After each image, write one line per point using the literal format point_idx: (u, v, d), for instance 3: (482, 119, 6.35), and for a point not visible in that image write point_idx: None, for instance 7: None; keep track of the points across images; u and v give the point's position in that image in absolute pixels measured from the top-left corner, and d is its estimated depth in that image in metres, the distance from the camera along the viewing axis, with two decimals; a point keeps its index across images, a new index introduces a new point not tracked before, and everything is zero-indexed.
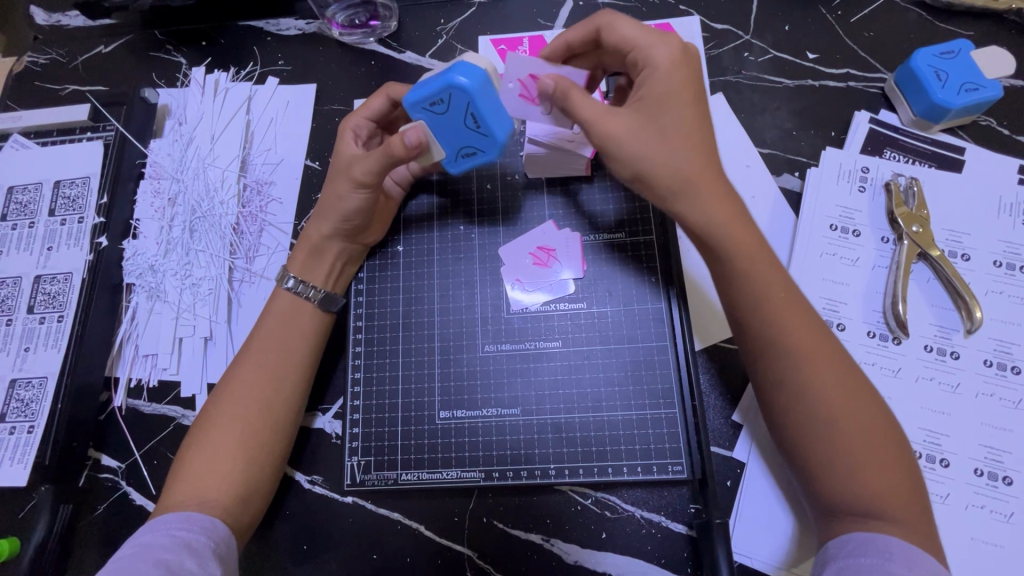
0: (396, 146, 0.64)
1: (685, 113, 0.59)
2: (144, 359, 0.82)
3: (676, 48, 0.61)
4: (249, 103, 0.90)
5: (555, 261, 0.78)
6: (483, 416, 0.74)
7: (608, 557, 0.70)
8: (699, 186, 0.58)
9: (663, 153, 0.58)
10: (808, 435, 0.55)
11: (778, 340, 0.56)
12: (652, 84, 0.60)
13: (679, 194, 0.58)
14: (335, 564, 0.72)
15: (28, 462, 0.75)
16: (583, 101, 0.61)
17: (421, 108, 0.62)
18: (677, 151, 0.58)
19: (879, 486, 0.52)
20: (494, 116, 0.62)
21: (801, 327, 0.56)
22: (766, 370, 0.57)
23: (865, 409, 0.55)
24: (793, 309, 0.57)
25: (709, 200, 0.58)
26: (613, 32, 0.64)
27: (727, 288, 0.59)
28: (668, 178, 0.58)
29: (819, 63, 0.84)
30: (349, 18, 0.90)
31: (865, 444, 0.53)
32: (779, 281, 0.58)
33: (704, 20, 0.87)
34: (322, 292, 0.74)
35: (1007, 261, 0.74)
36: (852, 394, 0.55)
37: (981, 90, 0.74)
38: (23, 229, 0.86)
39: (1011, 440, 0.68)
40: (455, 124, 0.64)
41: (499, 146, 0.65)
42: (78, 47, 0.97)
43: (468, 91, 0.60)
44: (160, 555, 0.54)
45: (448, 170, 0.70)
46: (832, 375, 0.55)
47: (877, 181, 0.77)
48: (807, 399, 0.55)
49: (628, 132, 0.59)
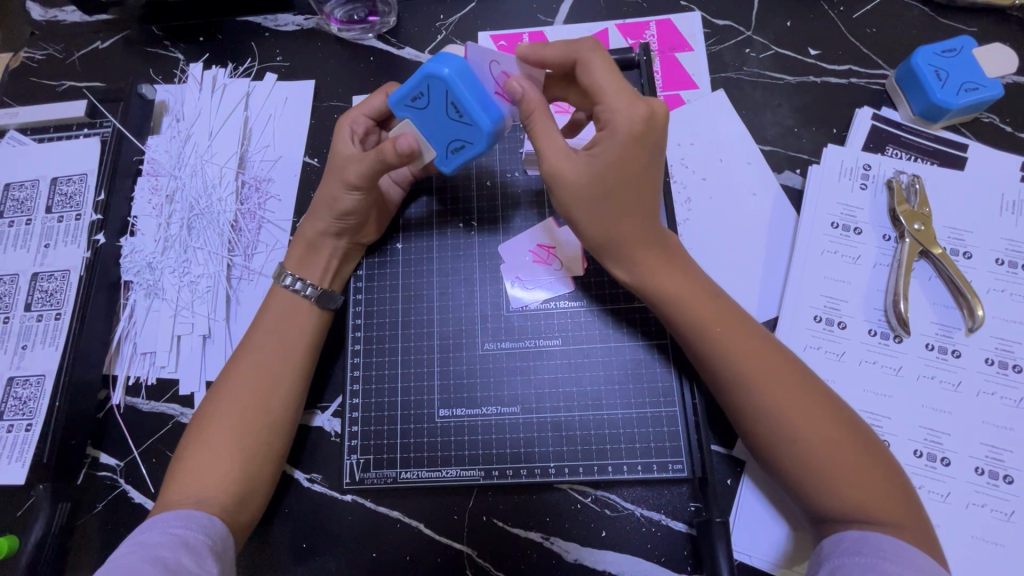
0: (388, 151, 0.63)
1: (627, 177, 0.58)
2: (143, 357, 0.82)
3: (639, 116, 0.57)
4: (247, 99, 0.90)
5: (555, 259, 0.78)
6: (482, 415, 0.74)
7: (607, 555, 0.70)
8: (627, 245, 0.61)
9: (600, 214, 0.60)
10: (777, 456, 0.56)
11: (733, 372, 0.58)
12: (602, 148, 0.58)
13: (611, 252, 0.62)
14: (334, 563, 0.72)
15: (26, 459, 0.74)
16: (540, 130, 0.60)
17: (404, 105, 0.61)
18: (613, 210, 0.60)
19: (857, 497, 0.52)
20: (476, 102, 0.58)
21: (750, 364, 0.57)
22: (724, 403, 0.60)
23: (829, 431, 0.54)
24: (743, 344, 0.58)
25: (638, 253, 0.61)
26: (587, 73, 0.59)
27: (678, 329, 0.62)
28: (599, 235, 0.61)
29: (821, 60, 0.83)
30: (348, 14, 0.89)
31: (841, 460, 0.53)
32: (720, 317, 0.60)
33: (705, 16, 0.86)
34: (319, 289, 0.74)
35: (1010, 259, 0.73)
36: (808, 417, 0.55)
37: (982, 89, 0.74)
38: (20, 226, 0.85)
39: (1012, 439, 0.68)
40: (440, 116, 0.61)
41: (486, 135, 0.60)
42: (76, 43, 0.96)
43: (446, 79, 0.57)
44: (156, 552, 0.54)
45: (443, 170, 0.66)
46: (791, 400, 0.56)
47: (879, 179, 0.77)
48: (770, 423, 0.56)
49: (569, 185, 0.59)
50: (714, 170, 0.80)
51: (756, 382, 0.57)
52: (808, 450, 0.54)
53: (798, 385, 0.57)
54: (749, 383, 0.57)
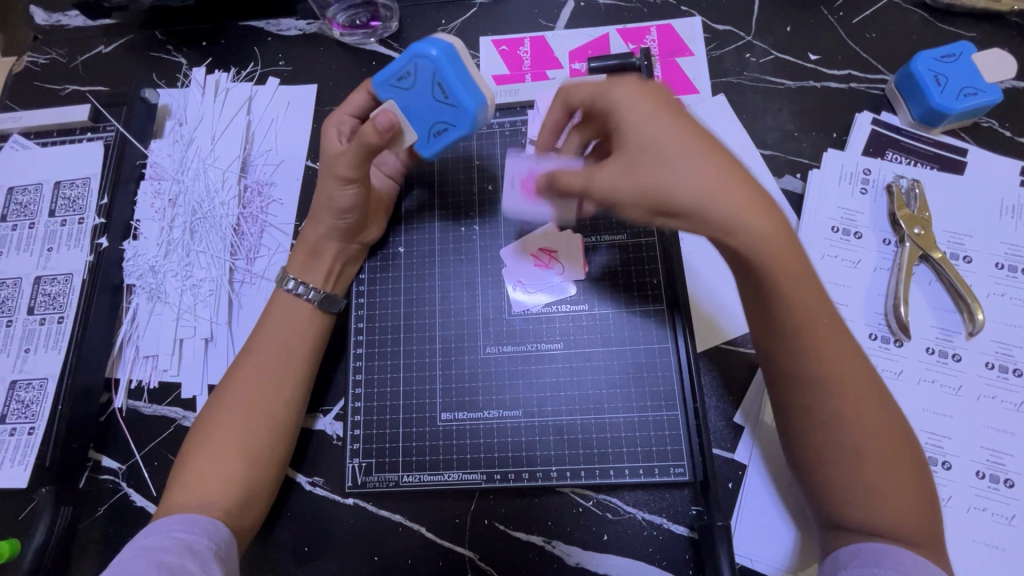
0: (370, 133, 0.64)
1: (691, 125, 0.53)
2: (145, 360, 0.82)
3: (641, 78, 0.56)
4: (249, 103, 0.90)
5: (556, 262, 0.78)
6: (484, 418, 0.74)
7: (609, 559, 0.70)
8: (737, 193, 0.49)
9: (694, 159, 0.50)
10: (828, 462, 0.54)
11: (813, 382, 0.54)
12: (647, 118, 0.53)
13: (724, 198, 0.49)
14: (337, 566, 0.72)
15: (28, 463, 0.75)
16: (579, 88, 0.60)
17: (389, 86, 0.64)
18: (705, 182, 0.50)
19: (899, 517, 0.52)
20: (462, 84, 0.62)
21: (837, 365, 0.53)
22: (791, 398, 0.56)
23: (887, 449, 0.53)
24: (834, 350, 0.53)
25: (752, 211, 0.49)
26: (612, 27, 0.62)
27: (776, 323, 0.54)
28: (696, 221, 0.50)
29: (821, 64, 0.84)
30: (350, 18, 0.90)
31: (888, 479, 0.52)
32: (818, 310, 0.53)
33: (705, 21, 0.87)
34: (322, 293, 0.74)
35: (1009, 263, 0.74)
36: (874, 429, 0.53)
37: (980, 94, 0.75)
38: (23, 230, 0.86)
39: (1013, 443, 0.68)
40: (424, 98, 0.64)
41: (469, 117, 0.63)
42: (80, 47, 0.97)
43: (432, 60, 0.61)
44: (160, 557, 0.54)
45: (423, 155, 0.68)
46: (860, 415, 0.53)
47: (879, 183, 0.77)
48: (834, 434, 0.53)
49: (648, 166, 0.52)
50: None
51: (839, 390, 0.53)
52: (865, 466, 0.52)
53: (870, 398, 0.53)
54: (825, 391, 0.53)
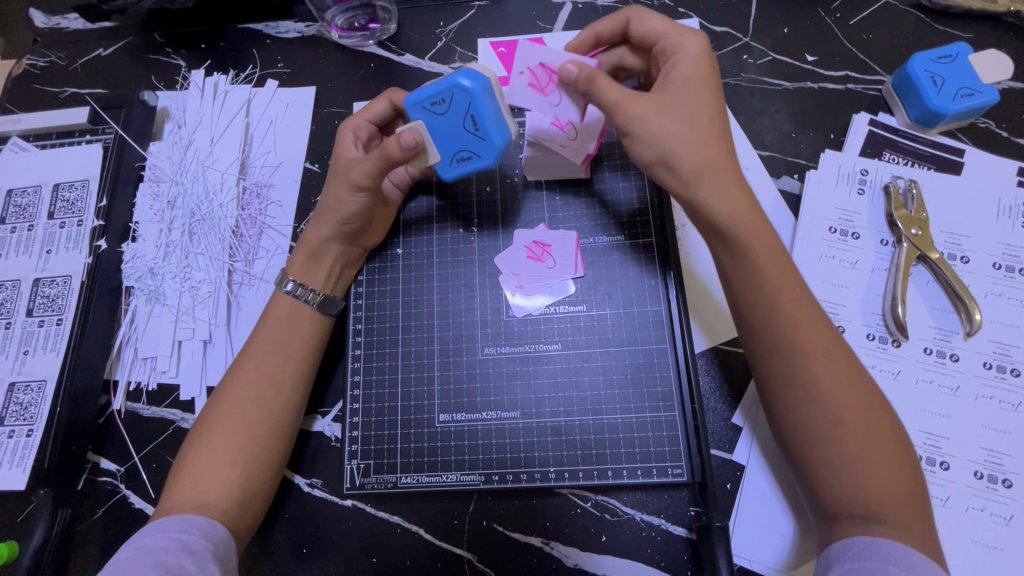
0: (392, 147, 0.64)
1: (704, 103, 0.62)
2: (143, 362, 0.82)
3: (704, 47, 0.63)
4: (249, 105, 0.90)
5: (550, 256, 0.78)
6: (482, 420, 0.74)
7: (607, 560, 0.70)
8: (717, 172, 0.60)
9: (691, 139, 0.60)
10: (813, 438, 0.56)
11: (784, 338, 0.57)
12: (679, 70, 0.63)
13: (703, 177, 0.60)
14: (335, 568, 0.72)
15: (26, 466, 0.74)
16: (608, 85, 0.62)
17: (420, 108, 0.63)
18: (703, 135, 0.60)
19: (883, 483, 0.53)
20: (494, 119, 0.64)
21: (810, 329, 0.57)
22: (770, 377, 0.59)
23: (868, 408, 0.55)
24: (803, 311, 0.58)
25: (729, 187, 0.60)
26: (643, 26, 0.67)
27: (748, 288, 0.60)
28: (694, 163, 0.60)
29: (818, 65, 0.84)
30: (349, 21, 0.90)
31: (872, 443, 0.54)
32: (789, 281, 0.60)
33: (703, 22, 0.87)
34: (322, 295, 0.74)
35: (1007, 264, 0.74)
36: (858, 389, 0.56)
37: (977, 95, 0.75)
38: (22, 232, 0.86)
39: (1011, 443, 0.68)
40: (454, 125, 0.64)
41: (496, 151, 0.65)
42: (79, 50, 0.97)
43: (470, 92, 0.62)
44: (158, 557, 0.54)
45: (442, 176, 0.69)
46: (836, 369, 0.56)
47: (876, 184, 0.77)
48: (813, 393, 0.56)
49: (657, 117, 0.61)
50: None
51: (811, 353, 0.56)
52: (846, 423, 0.55)
53: (845, 358, 0.57)
54: (798, 346, 0.57)
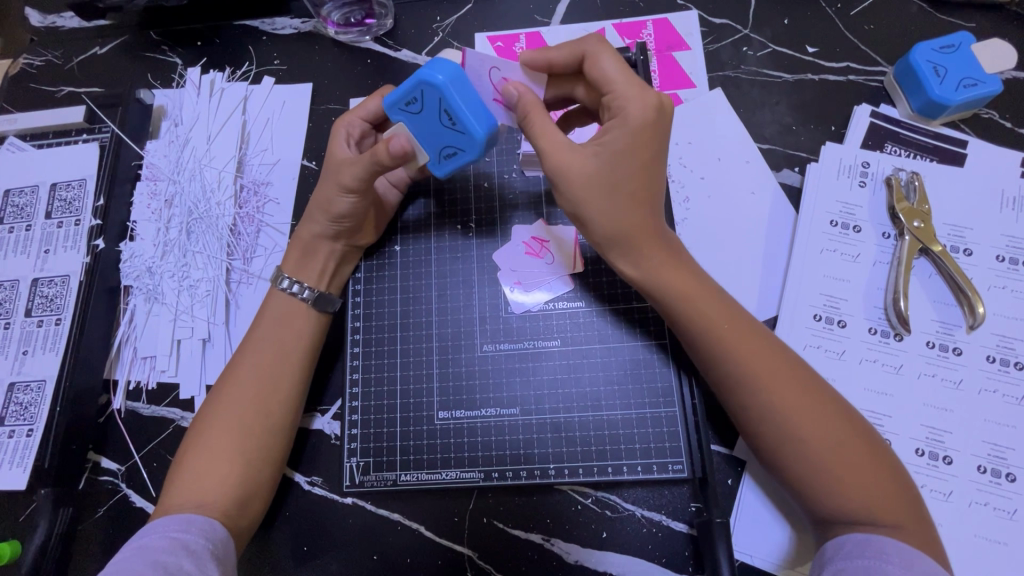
0: (382, 152, 0.63)
1: (636, 166, 0.58)
2: (143, 361, 0.82)
3: (649, 106, 0.59)
4: (245, 103, 0.90)
5: (547, 252, 0.78)
6: (481, 416, 0.74)
7: (608, 556, 0.70)
8: (636, 238, 0.59)
9: (608, 205, 0.58)
10: (784, 462, 0.55)
11: (732, 378, 0.58)
12: (612, 135, 0.59)
13: (621, 246, 0.60)
14: (335, 565, 0.72)
15: (27, 466, 0.74)
16: (540, 126, 0.60)
17: (397, 109, 0.60)
18: (618, 203, 0.58)
19: (866, 499, 0.52)
20: (469, 110, 0.58)
21: (756, 366, 0.57)
22: (730, 407, 0.59)
23: (835, 436, 0.54)
24: (747, 347, 0.58)
25: (649, 248, 0.60)
26: (597, 68, 0.62)
27: (682, 333, 0.61)
28: (607, 229, 0.59)
29: (819, 57, 0.83)
30: (345, 16, 0.89)
31: (838, 469, 0.53)
32: (727, 319, 0.59)
33: (702, 15, 0.86)
34: (317, 292, 0.74)
35: (1010, 256, 0.73)
36: (818, 423, 0.54)
37: (981, 85, 0.74)
38: (20, 232, 0.86)
39: (1014, 437, 0.68)
40: (433, 123, 0.60)
41: (479, 143, 0.60)
42: (74, 48, 0.97)
43: (439, 86, 0.57)
44: (157, 557, 0.54)
45: (436, 174, 0.66)
46: (788, 407, 0.55)
47: (878, 176, 0.77)
48: (764, 423, 0.56)
49: (577, 180, 0.58)
50: (713, 169, 0.79)
51: (758, 391, 0.56)
52: (805, 454, 0.54)
53: (798, 389, 0.56)
54: (750, 385, 0.57)
